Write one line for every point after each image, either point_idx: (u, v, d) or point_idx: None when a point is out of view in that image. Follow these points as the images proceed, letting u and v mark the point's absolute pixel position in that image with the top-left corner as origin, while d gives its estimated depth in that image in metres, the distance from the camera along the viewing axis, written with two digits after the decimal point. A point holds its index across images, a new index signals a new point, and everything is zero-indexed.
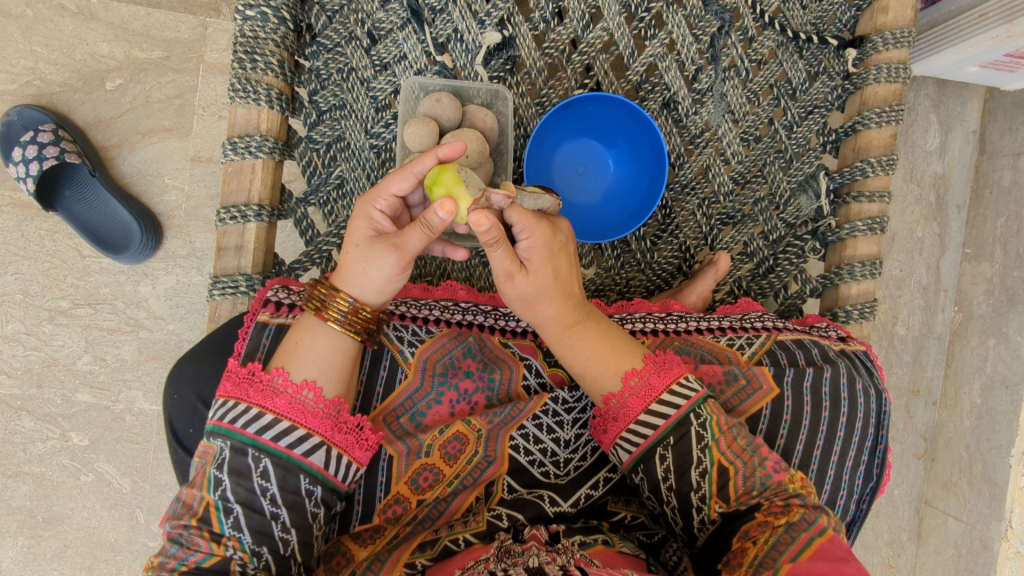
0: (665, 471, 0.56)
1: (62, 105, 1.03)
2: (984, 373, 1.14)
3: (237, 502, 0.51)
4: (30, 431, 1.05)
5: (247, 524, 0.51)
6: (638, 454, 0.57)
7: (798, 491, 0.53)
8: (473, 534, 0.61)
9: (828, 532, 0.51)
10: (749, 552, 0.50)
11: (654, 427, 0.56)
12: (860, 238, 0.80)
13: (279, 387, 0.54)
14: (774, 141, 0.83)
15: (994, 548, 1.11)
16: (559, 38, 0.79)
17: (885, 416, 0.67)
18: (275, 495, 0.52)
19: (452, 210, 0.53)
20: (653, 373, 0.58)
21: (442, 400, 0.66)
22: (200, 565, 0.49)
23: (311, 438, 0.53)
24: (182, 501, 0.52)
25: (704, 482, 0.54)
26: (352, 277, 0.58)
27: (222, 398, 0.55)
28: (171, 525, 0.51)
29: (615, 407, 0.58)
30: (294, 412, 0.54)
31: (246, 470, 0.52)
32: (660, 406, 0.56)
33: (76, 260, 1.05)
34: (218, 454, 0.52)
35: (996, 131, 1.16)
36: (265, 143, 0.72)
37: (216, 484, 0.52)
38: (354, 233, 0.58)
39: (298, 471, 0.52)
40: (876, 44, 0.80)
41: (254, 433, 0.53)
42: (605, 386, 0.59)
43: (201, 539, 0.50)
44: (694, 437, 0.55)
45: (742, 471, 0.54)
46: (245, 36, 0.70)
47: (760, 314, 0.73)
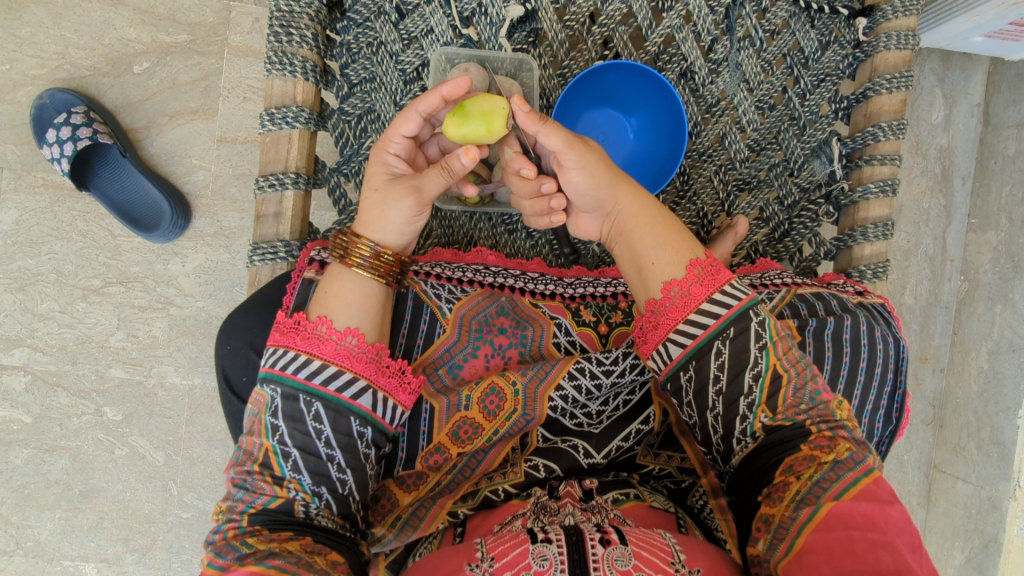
0: (716, 372, 0.55)
1: (91, 88, 1.06)
2: (991, 338, 1.18)
3: (294, 446, 0.55)
4: (66, 407, 1.08)
5: (305, 466, 0.54)
6: (691, 350, 0.56)
7: (844, 424, 0.54)
8: (513, 485, 0.64)
9: (874, 474, 0.51)
10: (793, 487, 0.51)
11: (711, 319, 0.55)
12: (873, 201, 0.83)
13: (324, 334, 0.57)
14: (788, 109, 0.86)
15: (1003, 507, 1.16)
16: (580, 11, 0.82)
17: (903, 362, 0.70)
18: (329, 437, 0.55)
19: (475, 157, 0.58)
20: (715, 266, 0.58)
21: (478, 353, 0.69)
22: (267, 507, 0.53)
23: (358, 382, 0.56)
24: (244, 448, 0.56)
25: (756, 388, 0.55)
26: (371, 221, 0.62)
27: (272, 347, 0.59)
28: (236, 471, 0.55)
29: (676, 295, 0.57)
30: (340, 356, 0.57)
31: (299, 415, 0.55)
32: (722, 297, 0.56)
33: (108, 240, 1.08)
34: (271, 402, 0.56)
35: (1000, 103, 1.19)
36: (302, 113, 0.75)
37: (273, 429, 0.55)
38: (373, 177, 0.64)
39: (349, 413, 0.56)
40: (886, 13, 0.83)
41: (305, 378, 0.56)
42: (670, 272, 0.58)
43: (265, 483, 0.53)
44: (754, 335, 0.55)
45: (795, 381, 0.55)
46: (281, 10, 0.73)
47: (779, 273, 0.76)
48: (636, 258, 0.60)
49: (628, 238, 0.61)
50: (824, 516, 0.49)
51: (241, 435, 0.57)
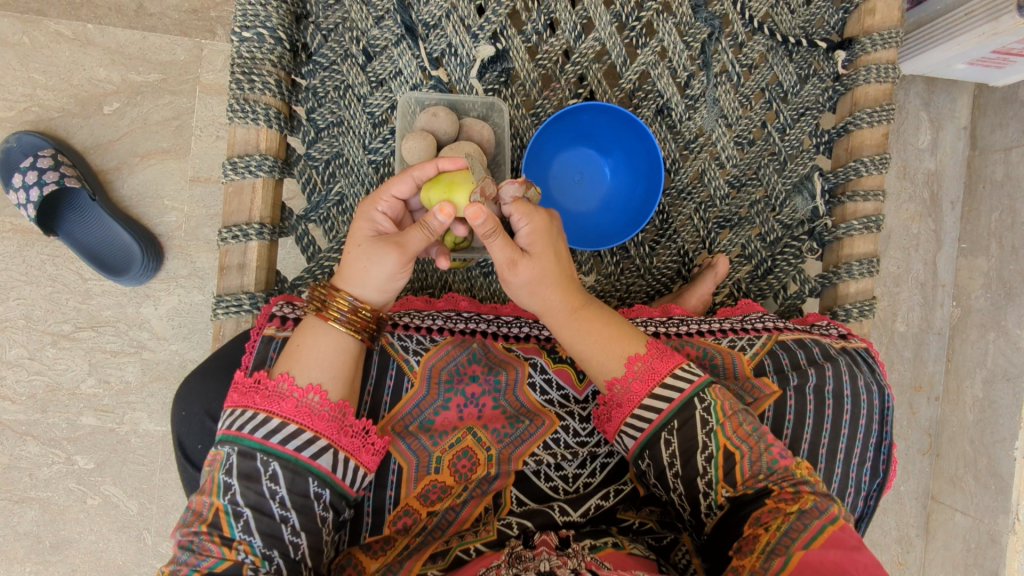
0: (670, 457, 0.56)
1: (61, 130, 1.04)
2: (985, 366, 1.14)
3: (247, 505, 0.51)
4: (36, 456, 1.05)
5: (258, 527, 0.51)
6: (642, 441, 0.58)
7: (806, 477, 0.53)
8: (484, 543, 0.61)
9: (839, 520, 0.51)
10: (762, 539, 0.50)
11: (656, 412, 0.57)
12: (857, 237, 0.81)
13: (285, 392, 0.54)
14: (767, 144, 0.84)
15: (1002, 541, 1.10)
16: (552, 50, 0.80)
17: (889, 412, 0.68)
18: (284, 498, 0.52)
19: (451, 213, 0.54)
20: (656, 357, 0.60)
21: (449, 405, 0.66)
22: (211, 570, 0.48)
23: (318, 441, 0.53)
24: (193, 508, 0.52)
25: (711, 467, 0.55)
26: (354, 276, 0.59)
27: (230, 408, 0.55)
28: (182, 534, 0.50)
29: (620, 391, 0.59)
30: (300, 415, 0.54)
31: (255, 474, 0.52)
32: (663, 390, 0.58)
33: (78, 284, 1.05)
34: (226, 460, 0.52)
35: (987, 126, 1.17)
36: (265, 161, 0.72)
37: (225, 488, 0.51)
38: (357, 233, 0.60)
39: (307, 474, 0.52)
40: (864, 45, 0.81)
41: (262, 437, 0.53)
42: (611, 369, 0.60)
43: (213, 544, 0.49)
44: (699, 421, 0.56)
45: (749, 455, 0.55)
46: (242, 56, 0.71)
47: (761, 315, 0.73)
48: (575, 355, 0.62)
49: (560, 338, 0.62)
50: (795, 567, 0.48)
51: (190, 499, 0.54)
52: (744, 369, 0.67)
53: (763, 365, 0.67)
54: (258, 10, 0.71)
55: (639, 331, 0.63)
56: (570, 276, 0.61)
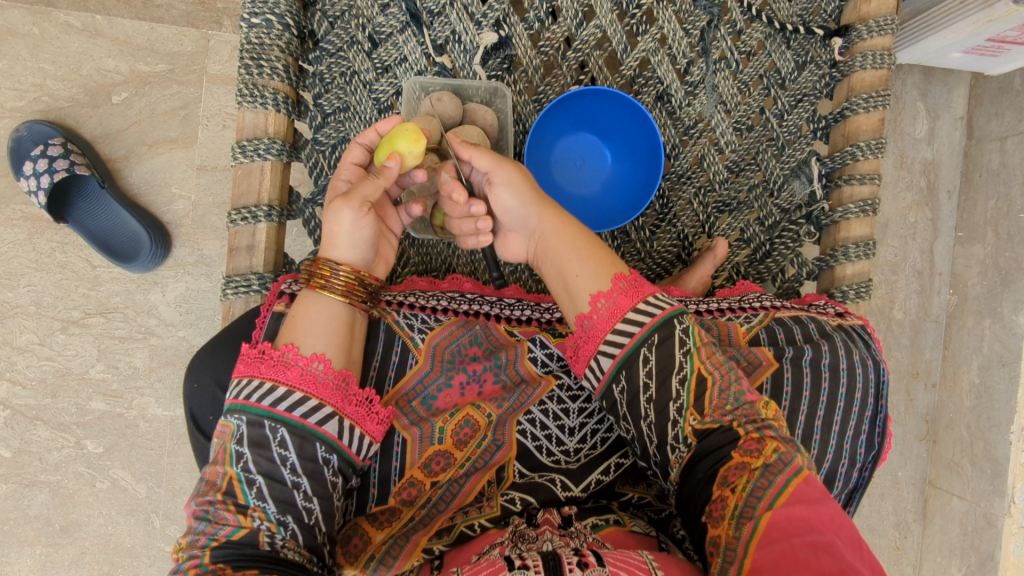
0: (646, 378, 0.56)
1: (70, 119, 1.06)
2: (981, 352, 1.16)
3: (258, 473, 0.53)
4: (46, 440, 1.06)
5: (270, 494, 0.52)
6: (620, 359, 0.56)
7: (770, 422, 0.54)
8: (489, 518, 0.63)
9: (804, 473, 0.50)
10: (730, 502, 0.50)
11: (629, 335, 0.56)
12: (853, 221, 0.82)
13: (290, 361, 0.56)
14: (765, 130, 0.86)
15: (998, 524, 1.12)
16: (554, 37, 0.82)
17: (884, 386, 0.70)
18: (295, 464, 0.53)
19: (399, 159, 0.63)
20: (636, 279, 0.59)
21: (452, 383, 0.68)
22: (231, 538, 0.50)
23: (323, 408, 0.55)
24: (207, 480, 0.54)
25: (684, 392, 0.55)
26: (326, 236, 0.63)
27: (237, 380, 0.57)
28: (197, 503, 0.52)
29: (602, 306, 0.58)
30: (305, 382, 0.55)
31: (265, 441, 0.53)
32: (644, 307, 0.57)
33: (87, 271, 1.07)
34: (236, 430, 0.54)
35: (983, 115, 1.18)
36: (274, 145, 0.74)
37: (238, 457, 0.53)
38: (323, 201, 0.66)
39: (315, 439, 0.54)
40: (861, 32, 0.82)
41: (269, 405, 0.54)
42: (596, 284, 0.59)
43: (229, 513, 0.51)
44: (677, 342, 0.56)
45: (719, 384, 0.55)
46: (251, 42, 0.73)
47: (757, 295, 0.76)
48: (562, 273, 0.61)
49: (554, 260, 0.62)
50: (764, 530, 0.47)
51: (203, 470, 0.55)
52: (739, 338, 0.68)
53: (759, 338, 0.69)
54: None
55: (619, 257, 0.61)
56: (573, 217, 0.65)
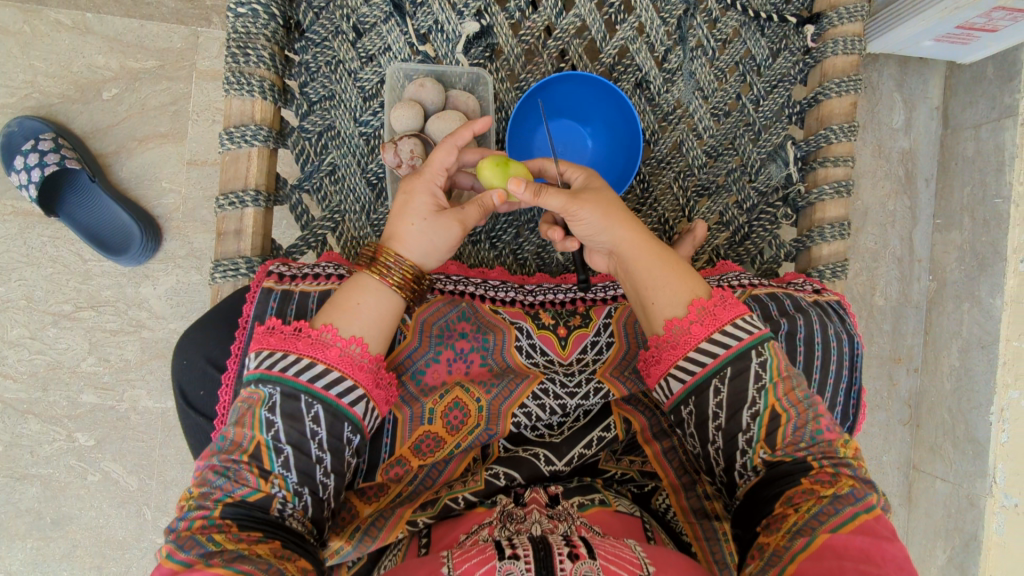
0: (716, 407, 0.56)
1: (61, 115, 1.07)
2: (961, 336, 1.17)
3: (288, 443, 0.53)
4: (37, 433, 1.07)
5: (296, 465, 0.53)
6: (690, 385, 0.57)
7: (848, 460, 0.53)
8: (473, 492, 0.63)
9: (875, 509, 0.49)
10: (790, 518, 0.50)
11: (701, 364, 0.56)
12: (828, 202, 0.85)
13: (329, 341, 0.56)
14: (742, 115, 0.88)
15: (981, 504, 1.12)
16: (534, 26, 0.84)
17: (858, 358, 0.72)
18: (322, 440, 0.54)
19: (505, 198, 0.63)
20: (718, 304, 0.58)
21: (440, 359, 0.69)
22: (247, 499, 0.50)
23: (356, 389, 0.56)
24: (230, 438, 0.53)
25: (755, 425, 0.55)
26: (414, 244, 0.62)
27: (265, 348, 0.57)
28: (220, 458, 0.52)
29: (677, 333, 0.58)
30: (343, 363, 0.56)
31: (297, 414, 0.53)
32: (722, 336, 0.57)
33: (78, 265, 1.08)
34: (266, 398, 0.54)
35: (958, 105, 1.21)
36: (260, 131, 0.76)
37: (268, 425, 0.53)
38: (418, 207, 0.62)
39: (344, 419, 0.55)
40: (832, 19, 0.85)
41: (307, 380, 0.55)
42: (671, 310, 0.59)
43: (251, 475, 0.51)
44: (755, 375, 0.55)
45: (795, 420, 0.54)
46: (238, 32, 0.75)
47: (737, 274, 0.77)
48: (640, 293, 0.61)
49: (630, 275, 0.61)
50: (818, 548, 0.47)
51: (225, 425, 0.54)
52: None
53: None
54: None
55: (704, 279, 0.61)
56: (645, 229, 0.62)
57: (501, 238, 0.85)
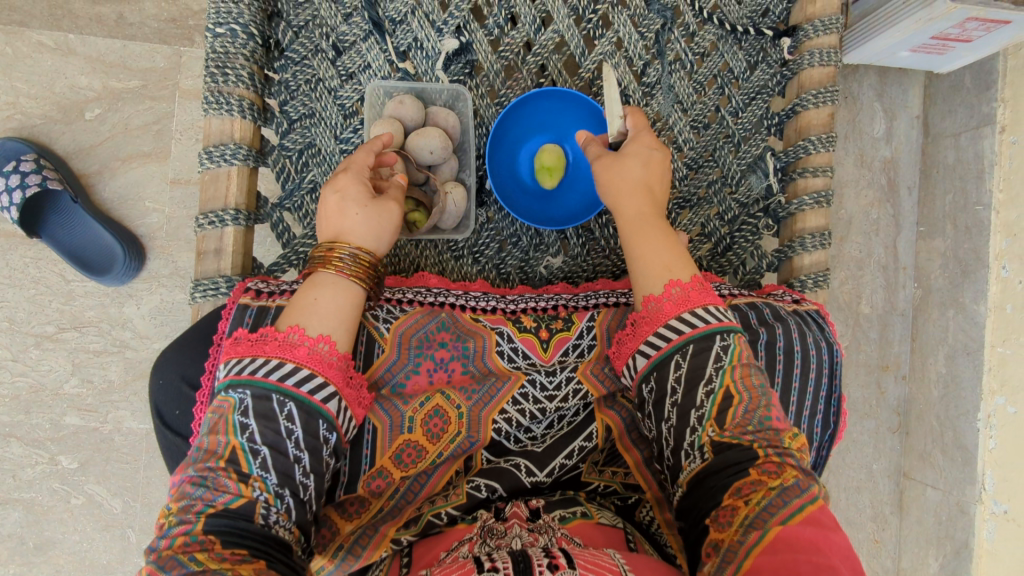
0: (675, 382, 0.58)
1: (43, 136, 1.07)
2: (947, 343, 1.18)
3: (264, 444, 0.52)
4: (20, 457, 1.06)
5: (274, 465, 0.51)
6: (654, 360, 0.60)
7: (793, 452, 0.53)
8: (455, 508, 0.62)
9: (819, 500, 0.49)
10: (741, 512, 0.49)
11: (667, 339, 0.60)
12: (809, 212, 0.85)
13: (297, 341, 0.56)
14: (722, 127, 0.89)
15: (970, 511, 1.12)
16: (514, 42, 0.84)
17: (838, 366, 0.72)
18: (299, 438, 0.53)
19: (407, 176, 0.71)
20: (693, 287, 0.62)
21: (420, 370, 0.69)
22: (228, 506, 0.48)
23: (328, 386, 0.56)
24: (205, 448, 0.52)
25: (707, 403, 0.56)
26: (364, 232, 0.63)
27: (235, 357, 0.57)
28: (197, 468, 0.50)
29: (651, 308, 0.62)
30: (312, 361, 0.56)
31: (271, 414, 0.53)
32: (691, 316, 0.60)
33: (61, 285, 1.07)
34: (239, 402, 0.53)
35: (938, 113, 1.22)
36: (240, 150, 0.76)
37: (242, 428, 0.52)
38: (353, 195, 0.64)
39: (319, 416, 0.55)
40: (807, 31, 0.86)
41: (277, 379, 0.55)
42: (650, 287, 0.63)
43: (230, 481, 0.49)
44: (714, 356, 0.58)
45: (747, 402, 0.55)
46: (216, 52, 0.75)
47: (718, 285, 0.77)
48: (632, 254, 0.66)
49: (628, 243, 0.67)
50: (770, 542, 0.46)
51: (200, 436, 0.53)
52: None
53: None
54: (231, 8, 0.75)
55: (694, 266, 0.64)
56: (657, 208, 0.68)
57: (483, 252, 0.85)
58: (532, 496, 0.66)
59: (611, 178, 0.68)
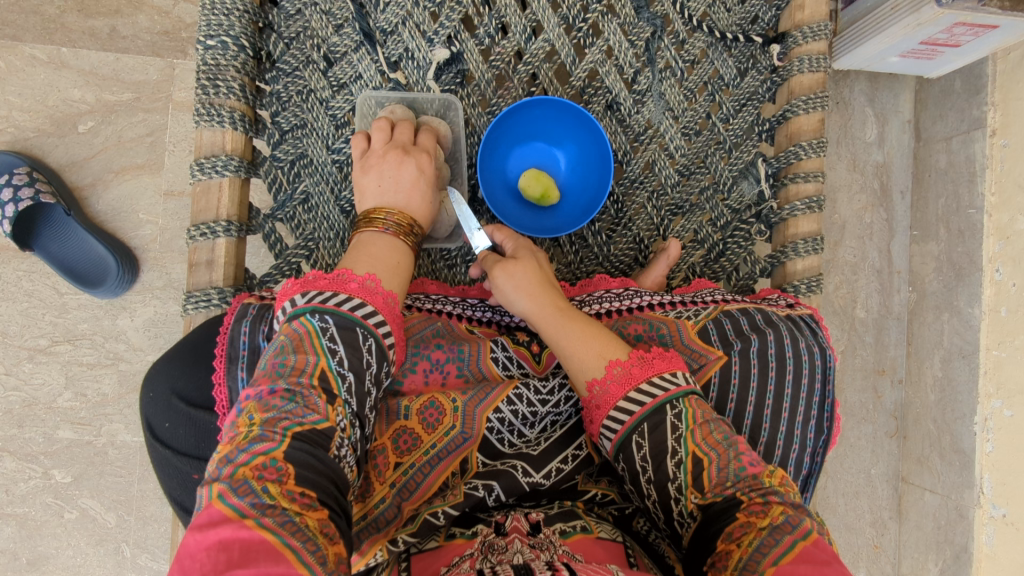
0: (643, 461, 0.59)
1: (36, 149, 1.07)
2: (942, 346, 1.18)
3: (350, 370, 0.52)
4: (13, 471, 1.05)
5: (355, 394, 0.53)
6: (619, 440, 0.60)
7: (777, 488, 0.54)
8: (452, 506, 0.61)
9: (812, 535, 0.51)
10: (734, 555, 0.51)
11: (630, 413, 0.60)
12: (800, 217, 0.85)
13: (374, 288, 0.58)
14: (713, 134, 0.89)
15: (969, 515, 1.11)
16: (504, 51, 0.85)
17: (831, 371, 0.71)
18: (376, 374, 0.55)
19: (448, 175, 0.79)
20: (636, 364, 0.62)
21: (417, 369, 0.69)
22: (314, 428, 0.48)
23: (379, 316, 0.57)
24: (293, 362, 0.51)
25: (680, 473, 0.57)
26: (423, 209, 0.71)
27: (306, 289, 0.56)
28: (292, 380, 0.50)
29: (598, 393, 0.63)
30: (366, 292, 0.57)
31: (356, 344, 0.54)
32: (637, 394, 0.61)
33: (54, 298, 1.07)
34: (322, 328, 0.53)
35: (928, 118, 1.22)
36: (231, 161, 0.76)
37: (332, 352, 0.52)
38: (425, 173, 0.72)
39: (388, 361, 0.57)
40: (797, 38, 0.87)
41: (360, 316, 0.56)
42: (591, 371, 0.63)
43: (319, 399, 0.49)
44: (670, 427, 0.58)
45: (717, 462, 0.56)
46: (207, 64, 0.75)
47: (711, 291, 0.77)
48: (563, 351, 0.66)
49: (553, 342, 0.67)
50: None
51: (275, 353, 0.52)
52: (690, 335, 0.70)
53: (707, 331, 0.70)
54: (221, 20, 0.75)
55: (625, 342, 0.66)
56: (555, 291, 0.71)
57: (476, 260, 0.85)
58: (530, 503, 0.65)
59: (518, 285, 0.70)
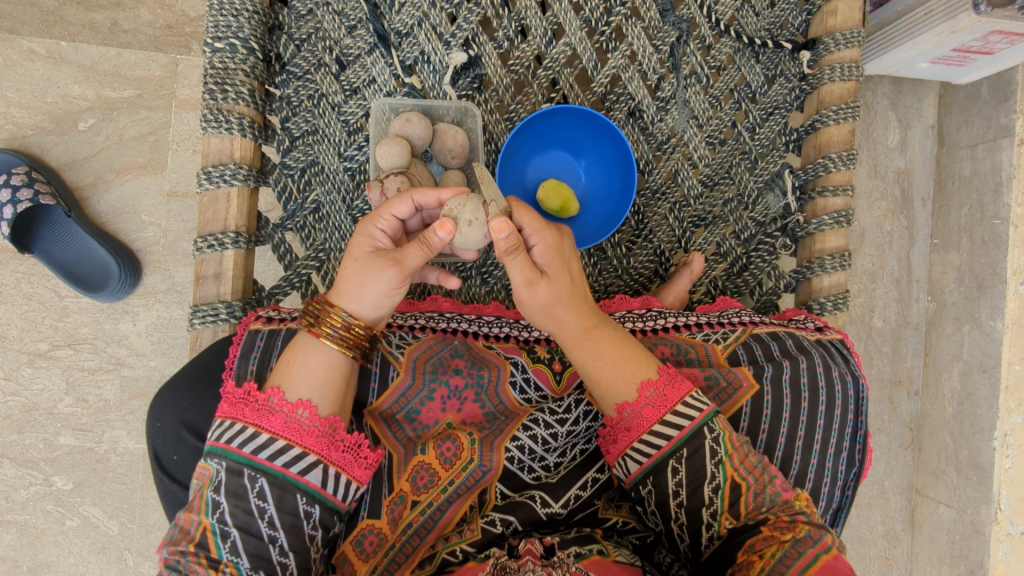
0: (676, 486, 0.56)
1: (35, 147, 1.04)
2: (962, 359, 1.16)
3: (234, 525, 0.50)
4: (13, 478, 1.03)
5: (245, 548, 0.50)
6: (648, 466, 0.57)
7: (803, 509, 0.56)
8: (471, 543, 0.58)
9: (832, 550, 0.52)
10: (757, 564, 0.51)
11: (666, 438, 0.57)
12: (828, 232, 0.82)
13: (274, 406, 0.53)
14: (738, 143, 0.86)
15: (986, 531, 1.10)
16: (524, 55, 0.81)
17: (863, 402, 0.69)
18: (273, 517, 0.51)
19: (451, 229, 0.54)
20: (667, 384, 0.59)
21: (435, 396, 0.65)
22: None
23: (307, 457, 0.52)
24: (180, 525, 0.51)
25: (717, 498, 0.56)
26: (350, 292, 0.56)
27: (219, 419, 0.54)
28: (169, 552, 0.49)
29: (629, 416, 0.58)
30: (289, 430, 0.52)
31: (242, 491, 0.51)
32: (675, 418, 0.57)
33: (54, 301, 1.04)
34: (214, 476, 0.51)
35: (953, 124, 1.19)
36: (240, 170, 0.72)
37: (213, 507, 0.50)
38: (355, 248, 0.58)
39: (294, 490, 0.51)
40: (828, 45, 0.83)
41: (251, 452, 0.51)
42: (623, 394, 0.59)
43: (200, 566, 0.48)
44: (709, 451, 0.56)
45: (754, 487, 0.56)
46: (215, 67, 0.72)
47: (737, 310, 0.75)
48: (589, 377, 0.61)
49: (578, 361, 0.61)
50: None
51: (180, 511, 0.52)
52: (718, 358, 0.68)
53: (737, 355, 0.69)
54: (230, 21, 0.71)
55: (654, 356, 0.62)
56: (585, 297, 0.62)
57: (492, 273, 0.82)
58: (548, 531, 0.62)
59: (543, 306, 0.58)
